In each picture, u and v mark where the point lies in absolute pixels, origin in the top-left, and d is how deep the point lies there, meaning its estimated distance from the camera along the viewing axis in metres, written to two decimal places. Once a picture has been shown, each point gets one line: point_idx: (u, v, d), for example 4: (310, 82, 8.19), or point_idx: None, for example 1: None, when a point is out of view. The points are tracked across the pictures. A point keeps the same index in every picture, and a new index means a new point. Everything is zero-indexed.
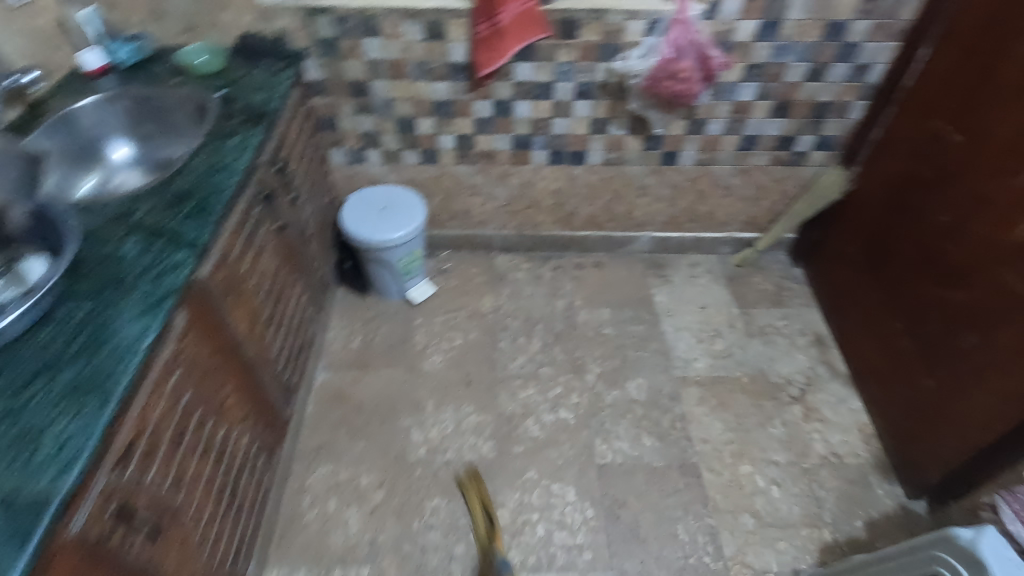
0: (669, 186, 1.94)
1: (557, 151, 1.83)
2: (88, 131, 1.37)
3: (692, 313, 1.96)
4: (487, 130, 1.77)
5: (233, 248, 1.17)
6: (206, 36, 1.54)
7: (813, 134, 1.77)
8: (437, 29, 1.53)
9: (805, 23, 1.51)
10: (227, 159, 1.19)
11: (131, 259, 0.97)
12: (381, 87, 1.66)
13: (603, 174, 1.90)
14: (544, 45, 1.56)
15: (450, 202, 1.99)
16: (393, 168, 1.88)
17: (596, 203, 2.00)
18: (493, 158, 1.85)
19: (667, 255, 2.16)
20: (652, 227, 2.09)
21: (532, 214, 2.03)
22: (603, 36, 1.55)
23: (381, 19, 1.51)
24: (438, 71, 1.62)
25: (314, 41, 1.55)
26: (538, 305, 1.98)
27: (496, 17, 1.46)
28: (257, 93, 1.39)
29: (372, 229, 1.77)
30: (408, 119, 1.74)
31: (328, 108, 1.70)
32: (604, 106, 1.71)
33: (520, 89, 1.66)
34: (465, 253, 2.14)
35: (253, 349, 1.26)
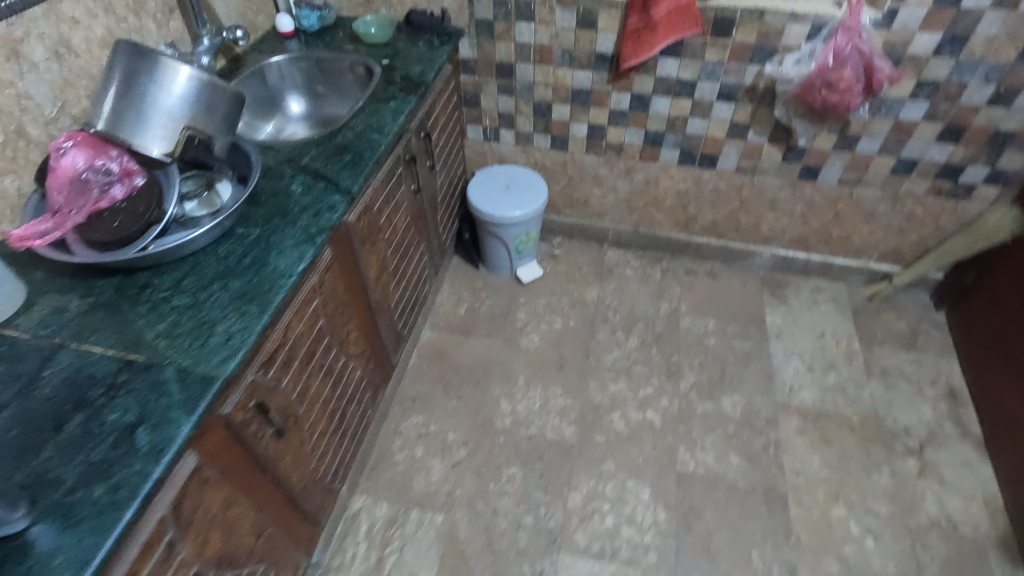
0: (804, 203, 1.84)
1: (688, 152, 1.80)
2: (271, 85, 1.57)
3: (807, 339, 1.85)
4: (621, 122, 1.78)
5: (376, 201, 1.30)
6: (379, 10, 1.70)
7: (985, 166, 1.59)
8: (590, 18, 1.56)
9: (998, 40, 1.36)
10: (384, 120, 1.32)
11: (297, 195, 1.12)
12: (526, 71, 1.73)
13: (734, 181, 1.84)
14: (694, 42, 1.54)
15: (571, 189, 2.03)
16: (523, 150, 1.96)
17: (720, 210, 1.94)
18: (622, 151, 1.86)
19: (789, 276, 2.04)
20: (778, 243, 1.98)
21: (651, 212, 2.02)
22: (759, 37, 1.49)
23: (537, 5, 1.57)
24: (583, 60, 1.66)
25: (473, 21, 1.65)
26: (642, 304, 1.97)
27: (650, 10, 1.47)
28: (416, 64, 1.51)
29: (495, 205, 1.86)
30: (545, 104, 1.80)
31: (474, 85, 1.81)
32: (747, 111, 1.65)
33: (661, 84, 1.65)
34: (577, 242, 2.18)
35: (377, 295, 1.40)
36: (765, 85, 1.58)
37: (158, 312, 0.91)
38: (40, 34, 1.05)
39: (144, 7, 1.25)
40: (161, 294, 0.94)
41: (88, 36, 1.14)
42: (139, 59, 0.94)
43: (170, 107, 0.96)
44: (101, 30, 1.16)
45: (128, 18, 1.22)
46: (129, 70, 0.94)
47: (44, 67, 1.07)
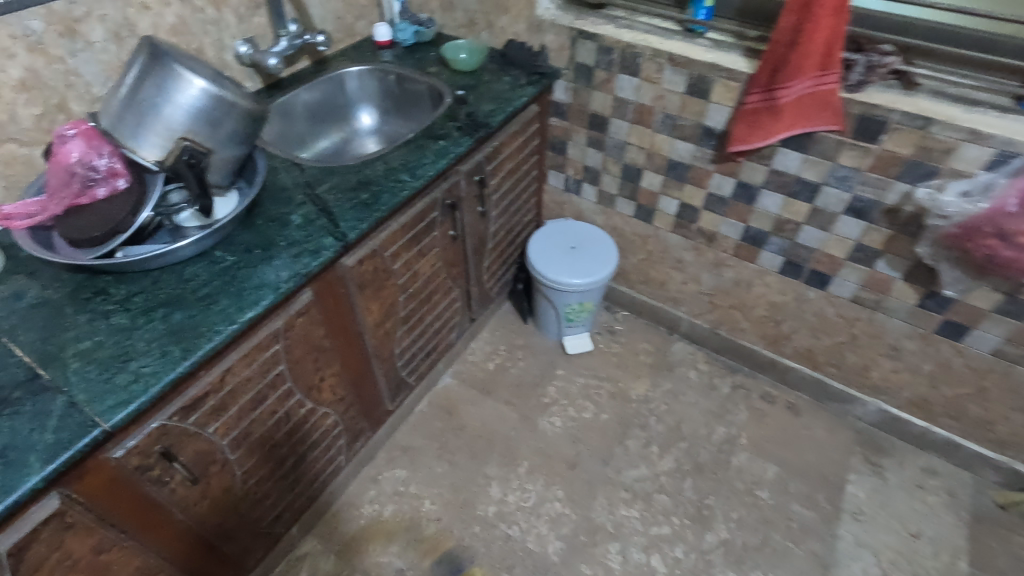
0: (937, 363, 1.42)
1: (793, 263, 1.47)
2: (343, 93, 1.51)
3: (893, 534, 1.43)
4: (718, 209, 1.50)
5: (391, 246, 1.17)
6: (480, 34, 1.58)
7: None
8: (702, 86, 1.31)
9: None
10: (423, 159, 1.19)
11: (291, 227, 1.02)
12: (620, 128, 1.51)
13: (846, 311, 1.47)
14: (827, 138, 1.23)
15: (648, 265, 1.78)
16: (604, 210, 1.74)
17: (821, 338, 1.57)
18: (713, 241, 1.57)
19: (895, 441, 1.61)
20: (889, 398, 1.57)
21: (735, 315, 1.70)
22: (918, 151, 1.14)
23: (645, 59, 1.35)
24: (686, 130, 1.41)
25: (572, 64, 1.47)
26: (694, 420, 1.66)
27: (777, 90, 1.18)
28: (490, 101, 1.37)
29: (553, 265, 1.66)
30: (635, 168, 1.57)
31: (563, 132, 1.63)
32: (881, 235, 1.29)
33: (775, 178, 1.35)
34: (644, 322, 1.91)
35: (374, 341, 1.28)
36: (912, 210, 1.22)
37: (93, 326, 0.85)
38: (101, 15, 1.05)
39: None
40: (107, 306, 0.88)
41: (155, 23, 1.14)
42: (153, 63, 0.90)
43: (169, 115, 0.90)
44: (171, 18, 1.16)
45: (207, 10, 1.21)
46: (140, 71, 0.90)
47: (100, 47, 1.07)
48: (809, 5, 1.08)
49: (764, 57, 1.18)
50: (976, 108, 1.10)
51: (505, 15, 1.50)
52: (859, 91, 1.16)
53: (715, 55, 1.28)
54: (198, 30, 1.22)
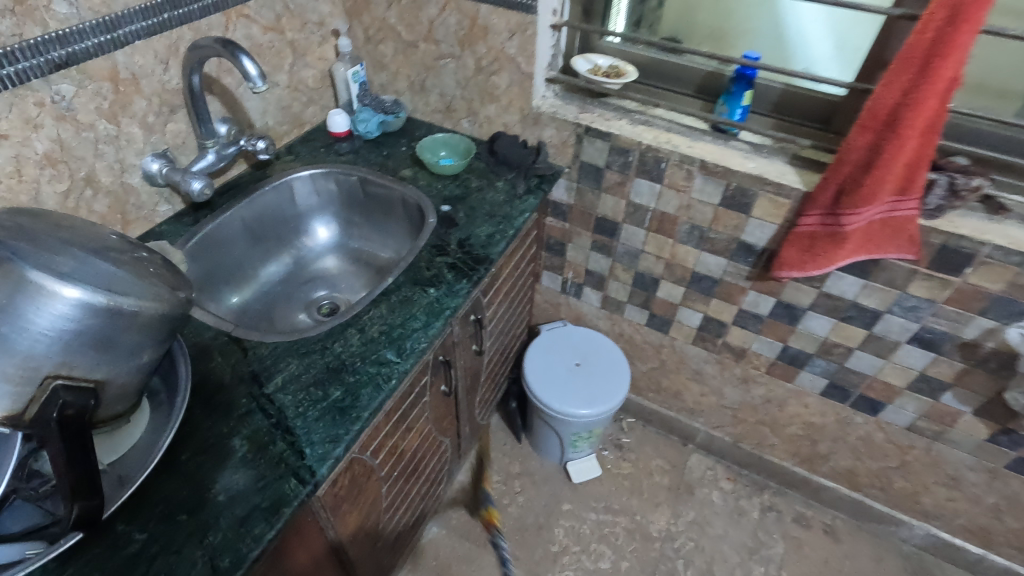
0: (1002, 496, 1.25)
1: (839, 386, 1.28)
2: (294, 204, 1.20)
3: None
4: (751, 327, 1.29)
5: (374, 441, 0.87)
6: (460, 122, 1.31)
7: None
8: (742, 199, 1.09)
9: None
10: (411, 322, 0.89)
11: (234, 463, 0.71)
12: (634, 235, 1.28)
13: (898, 437, 1.29)
14: (895, 266, 1.03)
15: (660, 374, 1.55)
16: (609, 316, 1.50)
17: (866, 461, 1.39)
18: (742, 357, 1.36)
19: (945, 565, 1.45)
20: (939, 524, 1.40)
21: (763, 431, 1.49)
22: (1009, 288, 0.96)
23: (671, 165, 1.12)
24: (717, 244, 1.19)
25: (577, 163, 1.22)
26: (726, 560, 1.44)
27: (844, 216, 0.97)
28: (486, 221, 1.10)
29: (557, 391, 1.40)
30: (651, 277, 1.34)
31: (562, 233, 1.38)
32: (951, 368, 1.11)
33: (825, 301, 1.15)
34: (654, 431, 1.68)
35: (352, 552, 0.96)
36: (994, 347, 1.04)
37: None
38: None
39: (127, 108, 0.91)
40: None
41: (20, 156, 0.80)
42: None
43: (28, 349, 0.56)
44: (44, 145, 0.82)
45: (98, 125, 0.88)
46: None
47: None
48: (892, 125, 0.87)
49: (826, 177, 0.97)
50: None
51: (491, 103, 1.24)
52: (939, 217, 0.96)
53: (758, 165, 1.07)
54: (87, 153, 0.88)
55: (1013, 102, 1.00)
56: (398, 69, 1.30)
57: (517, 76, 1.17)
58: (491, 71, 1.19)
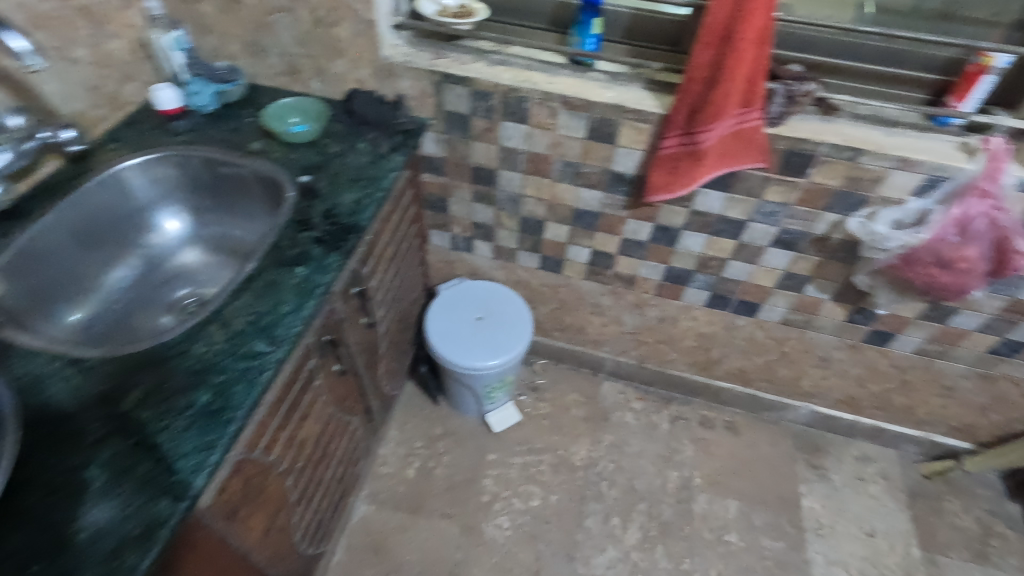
0: (863, 367, 1.42)
1: (720, 296, 1.36)
2: (129, 198, 1.07)
3: (854, 540, 1.45)
4: (636, 254, 1.33)
5: (263, 438, 0.82)
6: (310, 83, 1.20)
7: None
8: (606, 130, 1.10)
9: None
10: (281, 307, 0.83)
11: (92, 497, 0.64)
12: (512, 180, 1.26)
13: (776, 332, 1.41)
14: (751, 176, 1.09)
15: (563, 313, 1.58)
16: (503, 265, 1.49)
17: (752, 359, 1.51)
18: (633, 284, 1.42)
19: (828, 436, 1.64)
20: (819, 401, 1.57)
21: (663, 349, 1.58)
22: (846, 182, 1.05)
23: (533, 104, 1.10)
24: (591, 178, 1.20)
25: (441, 113, 1.17)
26: (645, 473, 1.54)
27: (699, 134, 1.00)
28: (351, 187, 1.03)
29: (462, 348, 1.39)
30: (535, 220, 1.34)
31: (441, 189, 1.33)
32: (810, 262, 1.21)
33: (697, 219, 1.20)
34: (567, 368, 1.74)
35: (265, 554, 0.92)
36: (841, 238, 1.14)
37: None
38: None
39: None
40: None
41: None
42: None
43: None
44: None
45: None
46: None
47: None
48: (728, 39, 0.90)
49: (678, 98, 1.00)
50: (896, 129, 1.02)
51: (339, 59, 1.14)
52: (781, 124, 1.02)
53: (616, 93, 1.07)
54: None
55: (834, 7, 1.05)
56: (225, 30, 1.16)
57: (360, 25, 1.08)
58: (331, 23, 1.09)
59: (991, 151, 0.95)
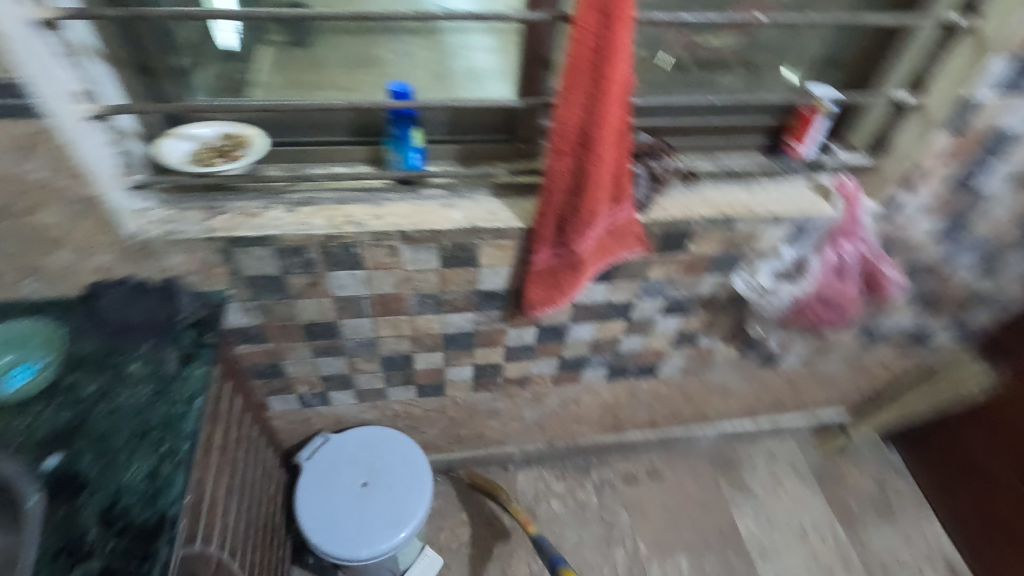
0: (758, 385, 1.44)
1: (619, 368, 1.26)
2: None
3: (792, 547, 1.48)
4: (525, 357, 1.16)
5: None
6: (20, 287, 0.81)
7: (953, 325, 1.33)
8: (464, 255, 0.90)
9: (1002, 220, 1.04)
10: None
11: None
12: (360, 326, 1.00)
13: (676, 382, 1.36)
14: (631, 263, 0.98)
15: (456, 428, 1.36)
16: (373, 405, 1.23)
17: (659, 408, 1.45)
18: (527, 383, 1.25)
19: (736, 446, 1.67)
20: (723, 422, 1.57)
21: (571, 426, 1.45)
22: (724, 248, 0.98)
23: (365, 247, 0.85)
24: (457, 302, 0.99)
25: (241, 281, 0.87)
26: (592, 564, 1.42)
27: (575, 244, 0.85)
28: (134, 450, 0.69)
29: (357, 536, 1.11)
30: (401, 356, 1.09)
31: (269, 356, 1.02)
32: (700, 319, 1.15)
33: (583, 312, 1.06)
34: (474, 472, 1.54)
35: None
36: (726, 293, 1.09)
37: None
38: None
39: None
40: None
41: None
42: None
43: None
44: None
45: None
46: None
47: None
48: (586, 144, 0.75)
49: (542, 210, 0.83)
50: (753, 183, 0.98)
51: (57, 250, 0.77)
52: (651, 208, 0.92)
53: (464, 212, 0.87)
54: None
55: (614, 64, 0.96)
56: None
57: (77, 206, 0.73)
58: (26, 210, 0.72)
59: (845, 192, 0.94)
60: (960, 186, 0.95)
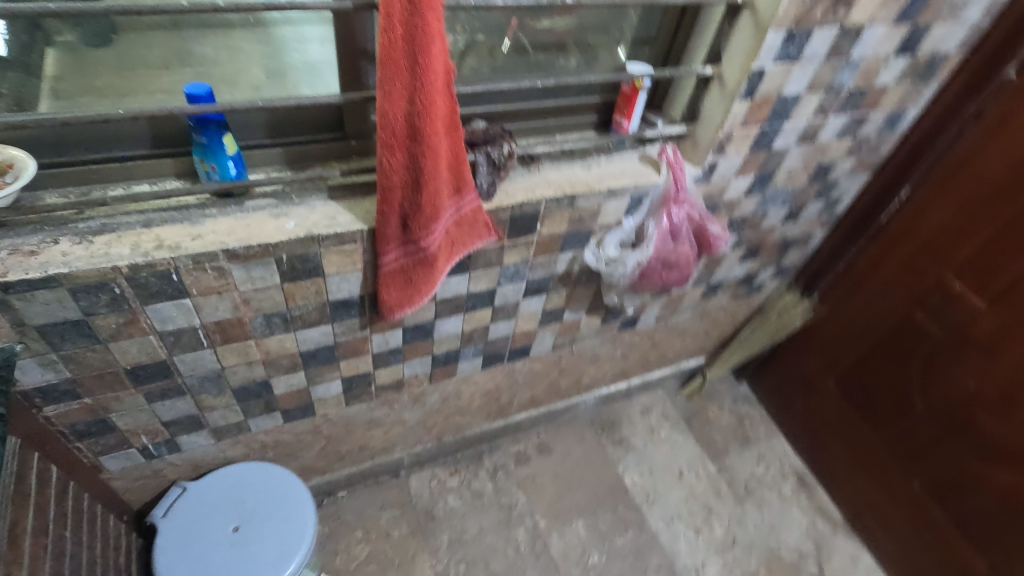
0: (623, 348, 1.53)
1: (493, 355, 1.27)
2: None
3: (672, 488, 1.62)
4: (395, 360, 1.12)
5: None
6: None
7: (773, 267, 1.52)
8: (306, 266, 0.83)
9: (796, 171, 1.20)
10: None
11: None
12: (199, 359, 0.89)
13: (550, 358, 1.40)
14: (485, 250, 0.97)
15: (335, 446, 1.29)
16: (234, 440, 1.11)
17: (538, 385, 1.49)
18: (402, 386, 1.21)
19: (614, 407, 1.77)
20: (599, 386, 1.66)
21: (456, 419, 1.44)
22: (571, 225, 1.02)
23: (186, 273, 0.75)
24: (308, 316, 0.92)
25: (30, 332, 0.73)
26: (496, 549, 1.43)
27: (422, 240, 0.83)
28: None
29: None
30: (256, 384, 1.00)
31: (89, 412, 0.88)
32: (561, 296, 1.19)
33: (446, 306, 1.05)
34: (364, 487, 1.47)
35: None
36: (580, 267, 1.14)
37: None
38: None
39: None
40: None
41: None
42: None
43: None
44: None
45: None
46: None
47: None
48: (415, 136, 0.72)
49: (381, 209, 0.79)
50: (589, 161, 1.03)
51: None
52: (496, 194, 0.92)
53: (299, 220, 0.81)
54: None
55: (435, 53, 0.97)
56: None
57: None
58: None
59: (669, 160, 1.02)
60: (761, 145, 1.07)
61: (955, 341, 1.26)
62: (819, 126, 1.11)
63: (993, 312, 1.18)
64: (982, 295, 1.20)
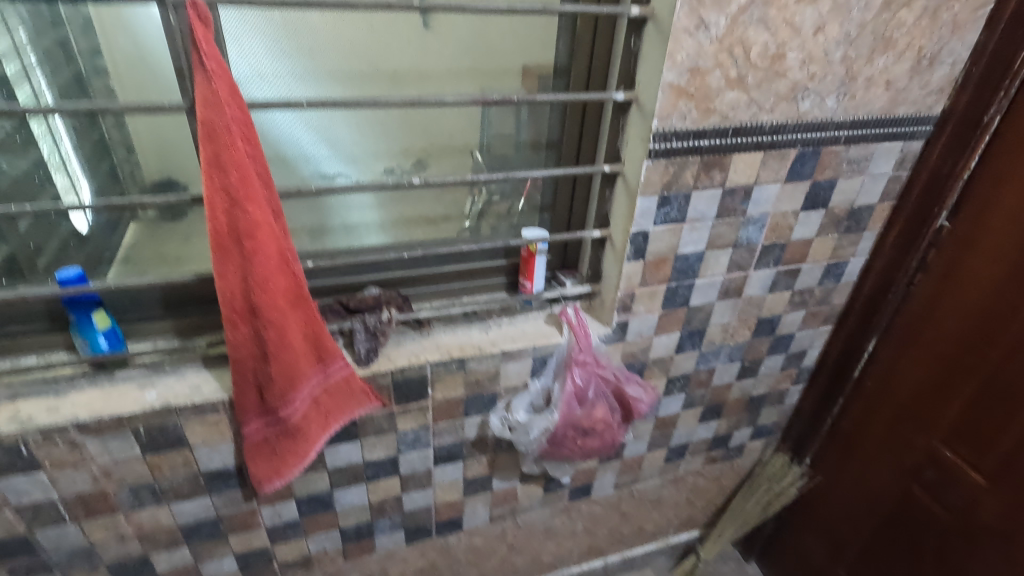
0: (584, 519, 1.37)
1: (417, 528, 1.16)
2: None
3: None
4: (294, 534, 1.04)
5: None
6: None
7: (748, 427, 1.37)
8: (166, 437, 0.83)
9: (732, 326, 1.12)
10: None
11: None
12: (63, 535, 0.87)
13: (491, 531, 1.26)
14: (371, 416, 0.94)
15: None
16: None
17: (486, 562, 1.33)
18: (312, 563, 1.11)
19: None
20: (568, 564, 1.47)
21: None
22: (469, 388, 0.98)
23: (37, 447, 0.77)
24: (181, 488, 0.89)
25: None
26: None
27: (281, 410, 0.81)
28: None
29: None
30: (133, 560, 0.95)
31: None
32: (482, 462, 1.10)
33: (341, 475, 0.99)
34: None
35: None
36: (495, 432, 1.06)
37: None
38: None
39: None
40: None
41: None
42: None
43: None
44: None
45: None
46: None
47: None
48: (255, 312, 0.74)
49: (236, 381, 0.79)
50: (489, 322, 1.01)
51: None
52: (375, 360, 0.91)
53: (161, 391, 0.82)
54: None
55: (440, 218, 1.06)
56: None
57: None
58: None
59: (571, 322, 0.99)
60: (674, 302, 1.03)
61: (964, 527, 1.03)
62: (742, 281, 1.05)
63: (995, 490, 0.98)
64: (979, 471, 1.01)
